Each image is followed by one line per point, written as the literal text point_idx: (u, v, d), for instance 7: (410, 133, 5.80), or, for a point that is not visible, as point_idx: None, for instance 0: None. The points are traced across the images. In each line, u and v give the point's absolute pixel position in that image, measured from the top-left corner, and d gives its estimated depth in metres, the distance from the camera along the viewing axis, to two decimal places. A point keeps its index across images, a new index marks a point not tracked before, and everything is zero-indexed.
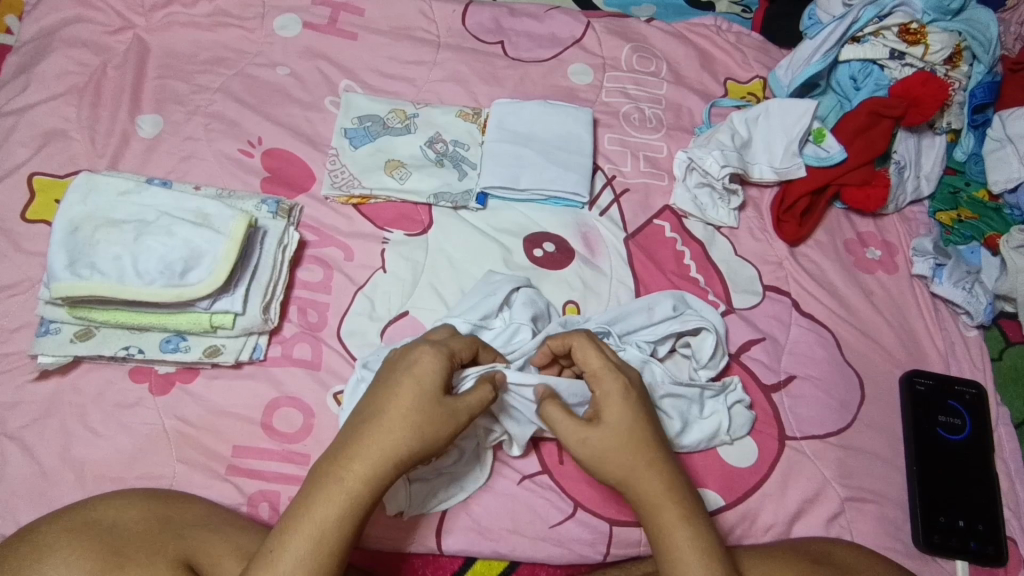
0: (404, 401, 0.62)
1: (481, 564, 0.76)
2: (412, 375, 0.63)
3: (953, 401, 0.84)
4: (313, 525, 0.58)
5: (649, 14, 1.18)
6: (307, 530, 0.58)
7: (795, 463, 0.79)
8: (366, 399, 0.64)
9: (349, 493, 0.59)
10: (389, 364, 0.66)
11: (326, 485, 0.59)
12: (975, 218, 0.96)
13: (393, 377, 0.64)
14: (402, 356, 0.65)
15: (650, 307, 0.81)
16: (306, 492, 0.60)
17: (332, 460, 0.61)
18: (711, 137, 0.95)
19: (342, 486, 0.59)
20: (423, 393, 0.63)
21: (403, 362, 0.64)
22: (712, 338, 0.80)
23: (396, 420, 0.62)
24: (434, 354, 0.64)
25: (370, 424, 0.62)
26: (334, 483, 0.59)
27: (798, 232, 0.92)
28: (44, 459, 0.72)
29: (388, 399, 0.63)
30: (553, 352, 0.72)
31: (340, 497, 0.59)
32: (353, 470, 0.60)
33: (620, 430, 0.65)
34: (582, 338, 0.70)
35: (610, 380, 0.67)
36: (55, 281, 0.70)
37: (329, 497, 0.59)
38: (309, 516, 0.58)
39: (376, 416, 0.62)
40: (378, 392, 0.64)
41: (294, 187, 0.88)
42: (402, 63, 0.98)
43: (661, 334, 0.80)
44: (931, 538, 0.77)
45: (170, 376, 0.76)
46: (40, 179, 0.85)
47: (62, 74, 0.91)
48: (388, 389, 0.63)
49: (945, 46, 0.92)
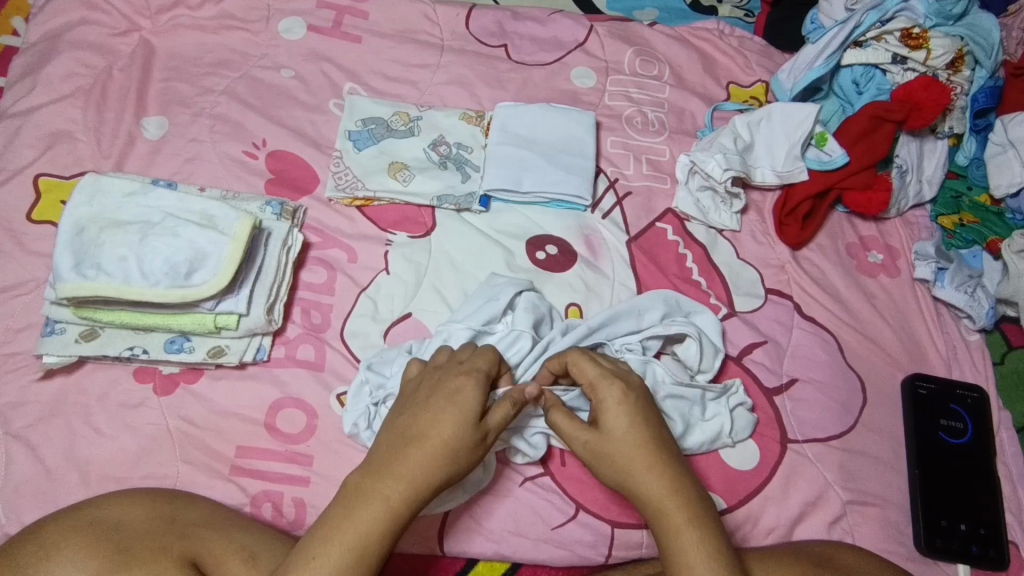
0: (449, 426, 0.63)
1: (483, 566, 0.79)
2: (455, 402, 0.64)
3: (953, 404, 0.84)
4: (356, 536, 0.58)
5: (652, 18, 1.19)
6: (349, 541, 0.58)
7: (796, 466, 0.79)
8: (406, 419, 0.64)
9: (394, 510, 0.60)
10: (428, 387, 0.66)
11: (371, 499, 0.59)
12: (977, 222, 0.97)
13: (436, 400, 0.64)
14: (443, 381, 0.66)
15: (639, 312, 0.81)
16: (345, 504, 0.60)
17: (376, 475, 0.61)
18: (713, 141, 0.95)
19: (388, 502, 0.60)
20: (467, 419, 0.63)
21: (446, 387, 0.65)
22: (699, 343, 0.79)
23: (441, 444, 0.62)
24: (476, 382, 0.65)
25: (415, 443, 0.62)
26: (380, 498, 0.59)
27: (799, 236, 0.92)
28: (48, 458, 0.72)
29: (432, 421, 0.63)
30: (553, 373, 0.73)
31: (385, 512, 0.59)
32: (399, 487, 0.60)
33: (621, 435, 0.65)
34: (573, 352, 0.70)
35: (607, 387, 0.67)
36: (61, 281, 0.70)
37: (373, 511, 0.59)
38: (351, 528, 0.58)
39: (421, 437, 0.62)
40: (421, 413, 0.64)
41: (298, 188, 0.88)
42: (406, 67, 0.99)
43: (647, 337, 0.80)
44: (933, 542, 0.77)
45: (174, 376, 0.77)
46: (46, 180, 0.85)
47: (68, 76, 0.92)
48: (432, 412, 0.64)
49: (947, 51, 0.92)
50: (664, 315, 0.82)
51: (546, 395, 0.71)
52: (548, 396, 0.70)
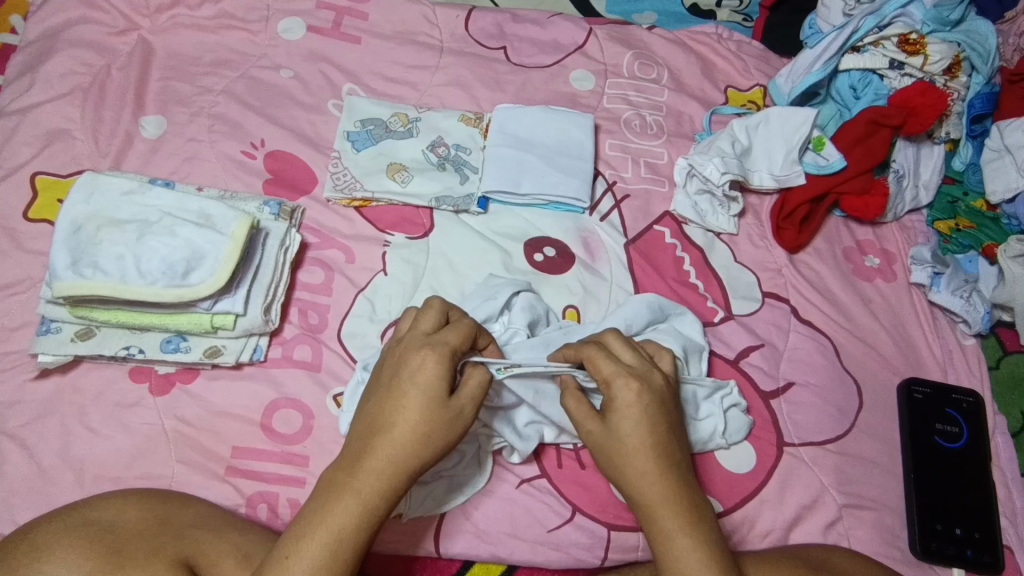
0: (412, 410, 0.61)
1: (478, 566, 0.78)
2: (416, 384, 0.62)
3: (949, 408, 0.85)
4: (331, 531, 0.58)
5: (651, 21, 1.21)
6: (323, 537, 0.58)
7: (793, 470, 0.79)
8: (373, 408, 0.63)
9: (366, 503, 0.59)
10: (392, 370, 0.64)
11: (343, 493, 0.59)
12: (973, 227, 0.97)
13: (399, 384, 0.63)
14: (403, 361, 0.64)
15: (627, 321, 0.80)
16: (320, 499, 0.60)
17: (348, 469, 0.61)
18: (711, 145, 0.95)
19: (360, 495, 0.59)
20: (431, 401, 0.62)
21: (407, 369, 0.63)
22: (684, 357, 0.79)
23: (406, 430, 0.61)
24: (439, 358, 0.63)
25: (381, 434, 0.61)
26: (351, 492, 0.59)
27: (797, 240, 0.92)
28: (43, 458, 0.72)
29: (395, 409, 0.62)
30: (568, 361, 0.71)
31: (358, 506, 0.59)
32: (369, 479, 0.60)
33: (626, 438, 0.64)
34: (594, 346, 0.68)
35: (620, 388, 0.65)
36: (57, 280, 0.70)
37: (346, 506, 0.59)
38: (325, 524, 0.58)
39: (386, 425, 0.61)
40: (386, 401, 0.62)
41: (296, 189, 0.88)
42: (405, 68, 0.99)
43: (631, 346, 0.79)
44: (928, 546, 0.77)
45: (170, 376, 0.76)
46: (43, 178, 0.85)
47: (67, 74, 0.92)
48: (395, 397, 0.62)
49: (943, 57, 0.94)
50: (649, 322, 0.81)
51: (567, 378, 0.70)
52: (564, 379, 0.70)
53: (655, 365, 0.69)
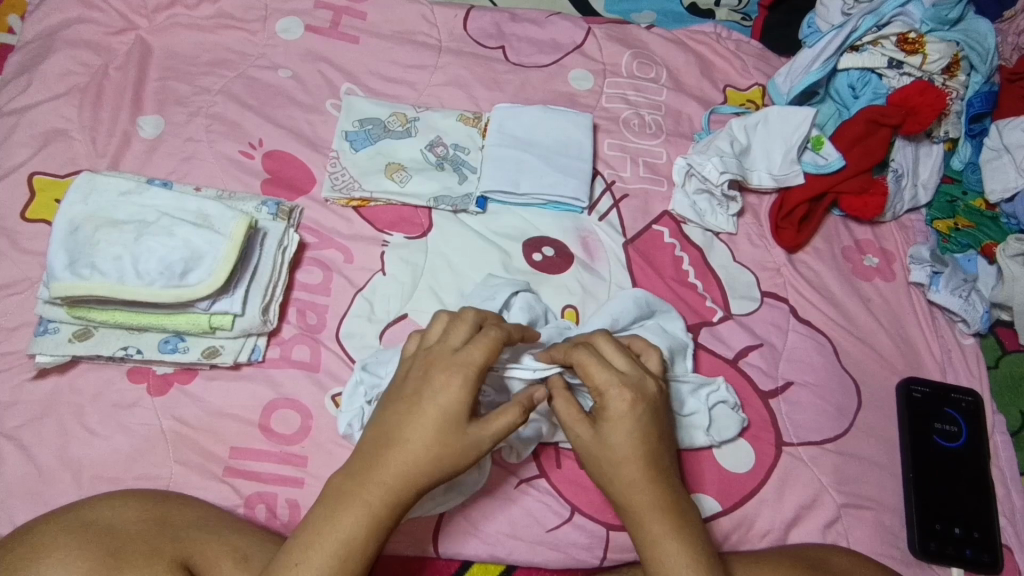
0: (432, 428, 0.61)
1: (478, 566, 0.77)
2: (439, 402, 0.61)
3: (948, 408, 0.85)
4: (340, 543, 0.58)
5: (650, 21, 1.20)
6: (331, 548, 0.58)
7: (792, 470, 0.79)
8: (391, 419, 0.63)
9: (376, 515, 0.59)
10: (415, 383, 0.63)
11: (354, 505, 0.59)
12: (971, 226, 0.97)
13: (421, 400, 0.62)
14: (429, 377, 0.63)
15: (614, 317, 0.79)
16: (329, 507, 0.60)
17: (359, 480, 0.60)
18: (710, 144, 0.94)
19: (370, 508, 0.59)
20: (452, 422, 0.61)
21: (431, 386, 0.62)
22: (669, 357, 0.79)
23: (424, 447, 0.61)
24: (464, 380, 0.62)
25: (397, 448, 0.61)
26: (362, 504, 0.59)
27: (795, 239, 0.92)
28: (40, 458, 0.72)
29: (414, 425, 0.61)
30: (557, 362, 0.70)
31: (368, 519, 0.59)
32: (381, 492, 0.60)
33: (617, 447, 0.64)
34: (585, 351, 0.66)
35: (614, 398, 0.64)
36: (55, 281, 0.70)
37: (356, 518, 0.59)
38: (334, 534, 0.58)
39: (403, 440, 0.61)
40: (405, 415, 0.62)
41: (294, 189, 0.88)
42: (403, 68, 0.99)
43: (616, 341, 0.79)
44: (927, 546, 0.77)
45: (168, 376, 0.76)
46: (41, 178, 0.85)
47: (64, 74, 0.92)
48: (415, 412, 0.62)
49: (942, 56, 0.93)
50: (635, 319, 0.81)
51: (556, 381, 0.69)
52: (555, 381, 0.68)
53: (647, 371, 0.68)
